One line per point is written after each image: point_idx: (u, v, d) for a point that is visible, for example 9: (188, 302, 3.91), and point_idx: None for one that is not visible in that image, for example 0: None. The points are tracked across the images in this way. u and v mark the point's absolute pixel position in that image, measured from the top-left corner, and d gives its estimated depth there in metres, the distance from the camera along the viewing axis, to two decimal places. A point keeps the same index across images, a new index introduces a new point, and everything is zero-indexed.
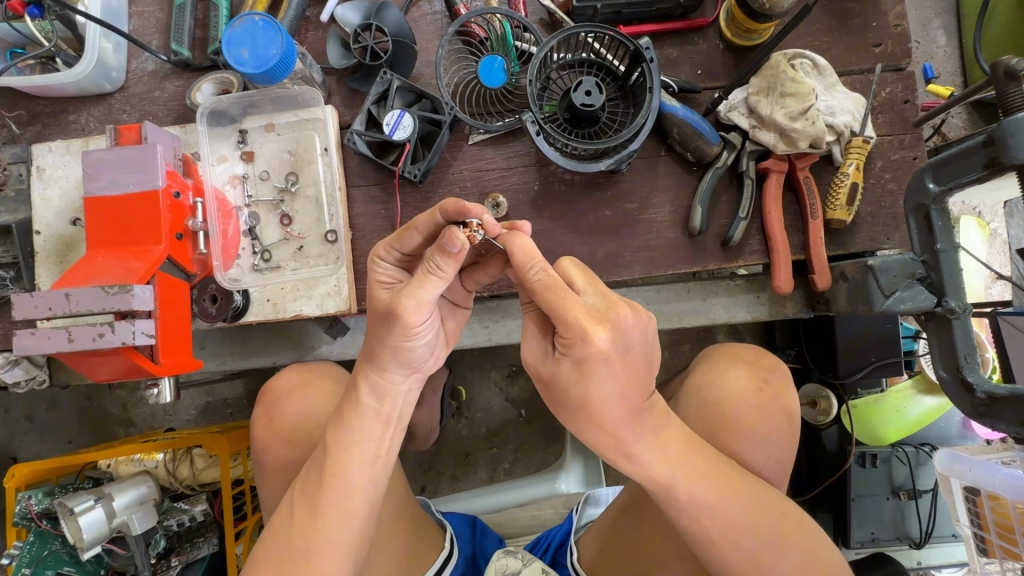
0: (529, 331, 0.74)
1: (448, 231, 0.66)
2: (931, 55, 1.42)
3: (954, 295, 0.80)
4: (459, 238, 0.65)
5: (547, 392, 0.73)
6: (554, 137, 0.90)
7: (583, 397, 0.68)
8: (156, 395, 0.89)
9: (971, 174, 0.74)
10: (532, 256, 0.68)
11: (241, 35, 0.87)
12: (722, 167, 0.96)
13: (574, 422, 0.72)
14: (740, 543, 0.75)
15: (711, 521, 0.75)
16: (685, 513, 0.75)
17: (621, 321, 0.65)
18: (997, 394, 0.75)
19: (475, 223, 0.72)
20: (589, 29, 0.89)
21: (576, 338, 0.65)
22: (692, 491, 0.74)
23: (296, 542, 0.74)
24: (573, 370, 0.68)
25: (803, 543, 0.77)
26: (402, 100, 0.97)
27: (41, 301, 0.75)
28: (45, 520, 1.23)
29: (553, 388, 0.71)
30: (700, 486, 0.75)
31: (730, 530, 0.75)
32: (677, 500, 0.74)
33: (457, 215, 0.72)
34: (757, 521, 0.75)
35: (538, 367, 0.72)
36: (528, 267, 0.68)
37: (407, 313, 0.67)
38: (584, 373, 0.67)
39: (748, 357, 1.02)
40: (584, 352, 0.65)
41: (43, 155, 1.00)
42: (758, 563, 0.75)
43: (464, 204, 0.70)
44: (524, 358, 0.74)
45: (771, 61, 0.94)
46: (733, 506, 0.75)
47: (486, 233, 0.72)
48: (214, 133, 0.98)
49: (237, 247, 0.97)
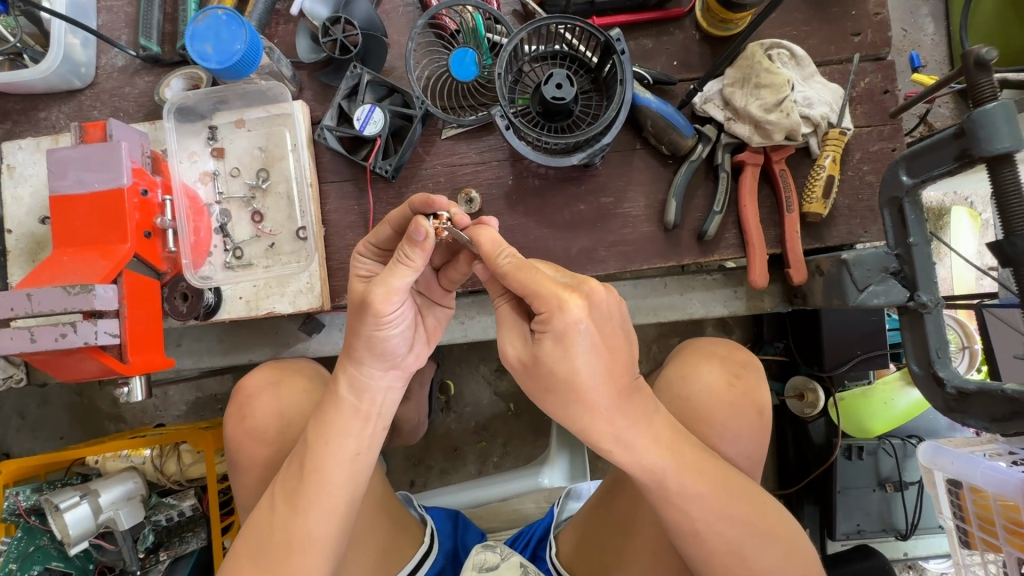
0: (508, 323, 0.73)
1: (413, 221, 0.69)
2: (918, 43, 1.40)
3: (927, 289, 0.78)
4: (423, 226, 0.68)
5: (533, 383, 0.71)
6: (525, 132, 0.89)
7: (570, 372, 0.67)
8: (127, 393, 0.88)
9: (944, 166, 0.72)
10: (499, 243, 0.70)
11: (205, 30, 0.86)
12: (697, 160, 0.95)
13: (557, 406, 0.70)
14: (723, 533, 0.74)
15: (697, 512, 0.74)
16: (670, 504, 0.74)
17: (594, 294, 0.67)
18: (967, 389, 0.74)
19: (444, 215, 0.75)
20: (559, 20, 0.88)
21: (553, 309, 0.65)
22: (683, 481, 0.73)
23: (276, 539, 0.74)
24: (555, 347, 0.67)
25: (782, 534, 0.77)
26: (374, 94, 0.96)
27: (4, 302, 0.74)
28: (33, 516, 1.24)
29: (540, 370, 0.69)
30: (693, 477, 0.73)
31: (715, 521, 0.74)
32: (672, 492, 0.73)
33: (425, 208, 0.75)
34: (740, 512, 0.75)
35: (522, 355, 0.71)
36: (497, 252, 0.70)
37: (377, 302, 0.69)
38: (567, 347, 0.66)
39: (719, 353, 1.01)
40: (562, 323, 0.65)
41: (13, 152, 0.99)
42: (737, 552, 0.75)
43: (431, 197, 0.74)
44: (507, 352, 0.73)
45: (747, 51, 0.93)
46: (721, 497, 0.74)
47: (455, 224, 0.75)
48: (183, 129, 0.97)
49: (209, 244, 0.96)
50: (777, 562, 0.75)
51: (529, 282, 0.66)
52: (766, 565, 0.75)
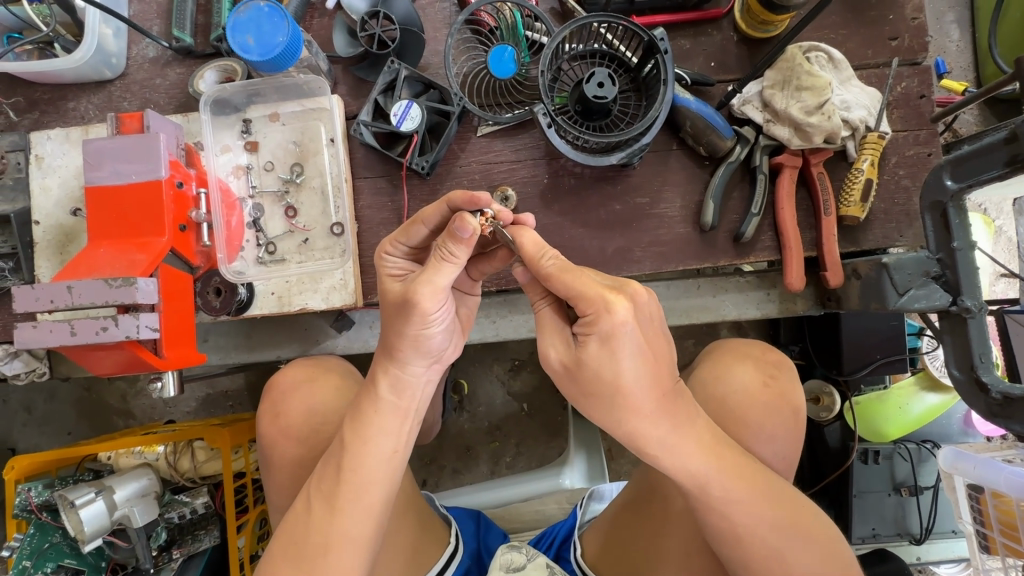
0: (548, 326, 0.73)
1: (458, 217, 0.65)
2: (944, 49, 1.41)
3: (970, 294, 0.78)
4: (470, 223, 0.64)
5: (576, 386, 0.71)
6: (566, 130, 0.88)
7: (615, 376, 0.67)
8: (160, 388, 0.87)
9: (993, 171, 0.72)
10: (542, 245, 0.70)
11: (246, 22, 0.85)
12: (735, 162, 0.95)
13: (601, 410, 0.70)
14: (763, 537, 0.73)
15: (737, 514, 0.73)
16: (710, 505, 0.73)
17: (637, 296, 0.67)
18: (1013, 394, 0.74)
19: (488, 212, 0.72)
20: (602, 18, 0.87)
21: (599, 310, 0.65)
22: (725, 486, 0.72)
23: (312, 540, 0.73)
24: (600, 350, 0.67)
25: (823, 538, 0.75)
26: (410, 90, 0.95)
27: (42, 293, 0.73)
28: (45, 512, 1.21)
29: (583, 374, 0.69)
30: (732, 478, 0.73)
31: (756, 523, 0.73)
32: (712, 493, 0.72)
33: (466, 206, 0.72)
34: (779, 513, 0.74)
35: (564, 359, 0.71)
36: (539, 254, 0.69)
37: (424, 300, 0.67)
38: (612, 349, 0.66)
39: (753, 354, 1.01)
40: (609, 324, 0.65)
41: (42, 143, 0.98)
42: (779, 556, 0.73)
43: (474, 195, 0.71)
44: (548, 355, 0.73)
45: (786, 54, 0.93)
46: (760, 500, 0.73)
47: (498, 220, 0.73)
48: (217, 121, 0.96)
49: (241, 240, 0.95)
50: (820, 566, 0.73)
51: (575, 283, 0.66)
52: (810, 569, 0.73)
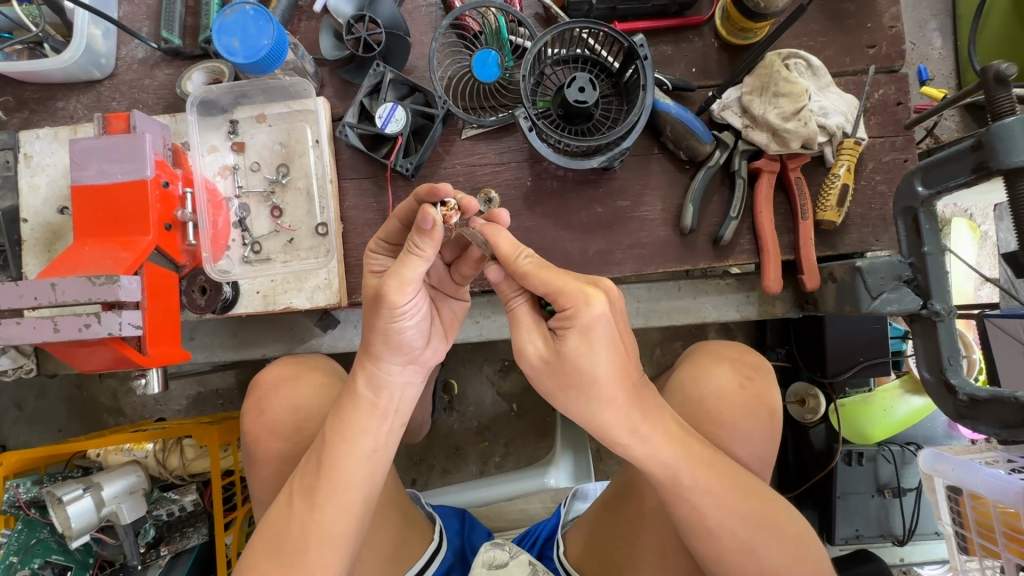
0: (525, 323, 0.74)
1: (420, 210, 0.66)
2: (926, 57, 1.43)
3: (939, 297, 0.80)
4: (431, 214, 0.65)
5: (557, 381, 0.71)
6: (547, 134, 0.90)
7: (592, 367, 0.68)
8: (144, 385, 0.88)
9: (960, 177, 0.73)
10: (518, 245, 0.70)
11: (232, 24, 0.86)
12: (714, 166, 0.96)
13: (580, 403, 0.71)
14: (734, 531, 0.74)
15: (709, 510, 0.74)
16: (685, 501, 0.74)
17: (612, 290, 0.69)
18: (980, 396, 0.75)
19: (452, 203, 0.74)
20: (584, 24, 0.89)
21: (578, 303, 0.66)
22: (697, 477, 0.73)
23: (292, 534, 0.74)
24: (580, 342, 0.68)
25: (794, 536, 0.76)
26: (395, 93, 0.97)
27: (27, 291, 0.74)
28: (33, 508, 1.22)
29: (564, 368, 0.70)
30: (706, 473, 0.74)
31: (728, 518, 0.74)
32: (687, 488, 0.73)
33: (431, 198, 0.73)
34: (750, 510, 0.75)
35: (543, 354, 0.72)
36: (515, 253, 0.70)
37: (392, 293, 0.68)
38: (590, 341, 0.67)
39: (732, 355, 1.02)
40: (588, 317, 0.66)
41: (31, 142, 0.99)
42: (750, 552, 0.74)
43: (437, 186, 0.71)
44: (526, 352, 0.73)
45: (765, 61, 0.94)
46: (731, 493, 0.75)
47: (464, 209, 0.73)
48: (204, 122, 0.97)
49: (228, 239, 0.96)
50: (788, 560, 0.75)
51: (556, 277, 0.67)
52: (779, 565, 0.75)
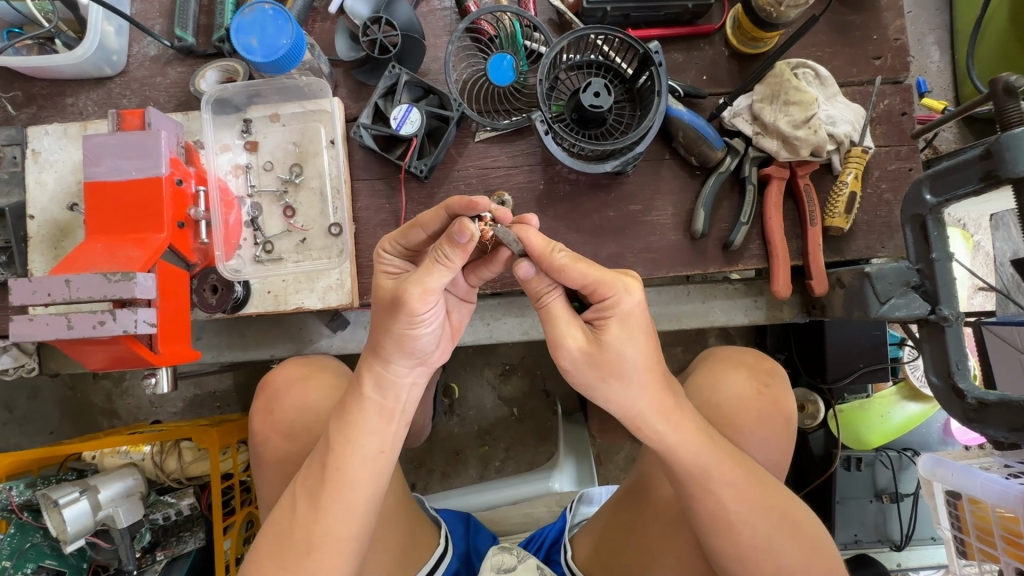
0: (560, 317, 0.72)
1: (457, 222, 0.65)
2: (925, 70, 1.46)
3: (948, 303, 0.81)
4: (469, 229, 0.65)
5: (596, 372, 0.71)
6: (563, 137, 0.91)
7: (624, 360, 0.70)
8: (153, 385, 0.87)
9: (968, 186, 0.75)
10: (553, 241, 0.71)
11: (250, 23, 0.86)
12: (724, 172, 0.98)
13: (621, 391, 0.72)
14: (751, 526, 0.74)
15: (731, 499, 0.74)
16: (701, 492, 0.74)
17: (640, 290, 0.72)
18: (987, 400, 0.77)
19: (486, 216, 0.72)
20: (600, 30, 0.90)
21: (619, 291, 0.70)
22: (718, 467, 0.74)
23: (295, 537, 0.73)
24: (621, 332, 0.71)
25: (813, 533, 0.77)
26: (410, 95, 0.97)
27: (39, 287, 0.73)
28: (26, 512, 1.19)
29: (602, 360, 0.71)
30: (728, 463, 0.75)
31: (747, 514, 0.74)
32: (715, 476, 0.74)
33: (466, 211, 0.71)
34: (771, 504, 0.75)
35: (585, 347, 0.71)
36: (551, 249, 0.70)
37: (413, 300, 0.67)
38: (628, 328, 0.71)
39: (747, 361, 1.04)
40: (629, 306, 0.70)
41: (39, 138, 0.98)
42: (766, 549, 0.74)
43: (473, 200, 0.69)
44: (567, 347, 0.72)
45: (775, 70, 0.96)
46: (750, 489, 0.75)
47: (497, 222, 0.73)
48: (218, 121, 0.97)
49: (239, 237, 0.96)
50: (802, 558, 0.75)
51: (594, 268, 0.70)
52: (796, 564, 0.74)
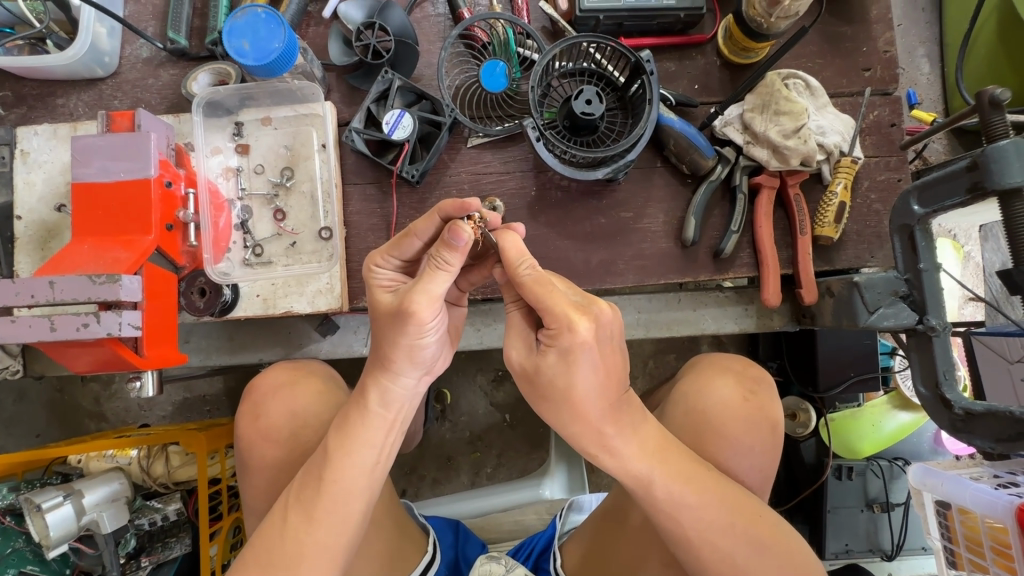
0: (515, 328, 0.75)
1: (451, 225, 0.65)
2: (915, 81, 1.48)
3: (935, 313, 0.81)
4: (464, 231, 0.65)
5: (531, 388, 0.73)
6: (554, 144, 0.91)
7: (568, 387, 0.69)
8: (138, 388, 0.86)
9: (957, 197, 0.75)
10: (522, 251, 0.70)
11: (243, 27, 0.86)
12: (716, 180, 0.98)
13: (554, 412, 0.72)
14: (712, 541, 0.74)
15: (689, 515, 0.73)
16: (662, 510, 0.74)
17: (601, 315, 0.67)
18: (974, 410, 0.77)
19: (475, 215, 0.72)
20: (592, 38, 0.90)
21: (562, 326, 0.66)
22: (670, 488, 0.73)
23: (286, 548, 0.72)
24: (558, 362, 0.68)
25: (784, 545, 0.76)
26: (403, 100, 0.97)
27: (22, 289, 0.72)
28: (7, 517, 1.18)
29: (538, 381, 0.71)
30: (684, 484, 0.74)
31: (709, 529, 0.74)
32: (686, 486, 0.74)
33: (456, 214, 0.72)
34: (734, 522, 0.74)
35: (524, 363, 0.72)
36: (518, 260, 0.70)
37: (420, 310, 0.66)
38: (570, 364, 0.67)
39: (734, 368, 1.03)
40: (570, 342, 0.66)
41: (28, 138, 0.97)
42: (729, 563, 0.74)
43: (466, 201, 0.71)
44: (510, 356, 0.74)
45: (766, 79, 0.96)
46: (714, 507, 0.74)
47: (486, 224, 0.73)
48: (209, 124, 0.97)
49: (229, 240, 0.96)
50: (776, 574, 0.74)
51: (546, 296, 0.67)
52: None
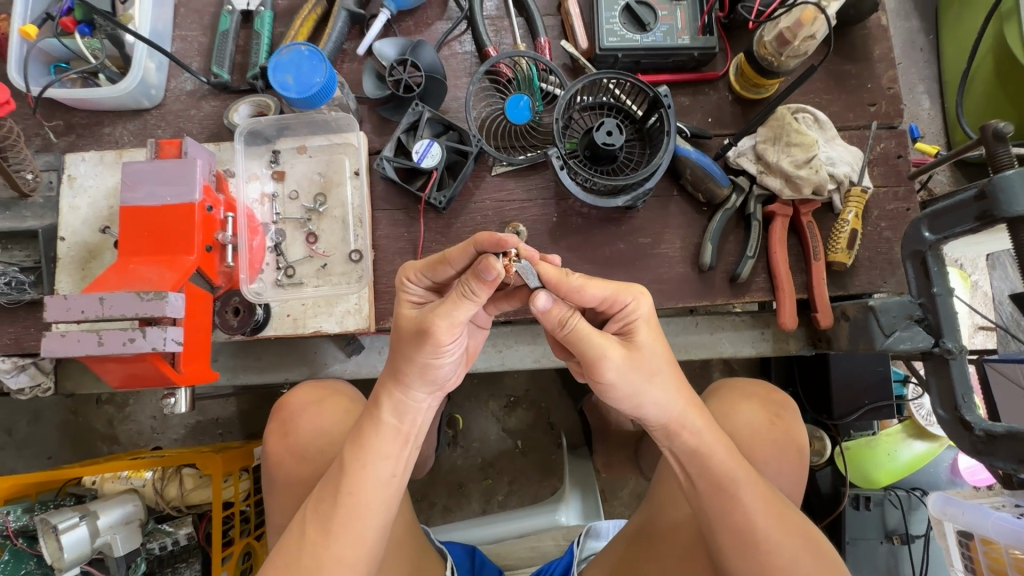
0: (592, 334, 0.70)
1: (483, 260, 0.65)
2: (917, 117, 1.54)
3: (951, 335, 0.83)
4: (495, 267, 0.64)
5: (641, 371, 0.71)
6: (577, 172, 0.95)
7: (664, 357, 0.74)
8: (172, 404, 0.87)
9: (965, 225, 0.78)
10: (565, 269, 0.72)
11: (287, 63, 0.92)
12: (730, 209, 1.02)
13: (658, 393, 0.73)
14: (780, 545, 0.74)
15: (752, 525, 0.73)
16: (733, 503, 0.74)
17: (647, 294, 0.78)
18: (995, 431, 0.77)
19: (511, 253, 0.68)
20: (612, 75, 0.96)
21: (636, 297, 0.74)
22: (742, 476, 0.76)
23: (304, 562, 0.73)
24: (646, 332, 0.74)
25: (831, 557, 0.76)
26: (431, 131, 1.02)
27: (74, 304, 0.75)
28: (20, 539, 1.17)
29: (642, 359, 0.72)
30: (754, 478, 0.77)
31: (775, 534, 0.74)
32: (737, 486, 0.75)
33: (491, 247, 0.69)
34: (795, 522, 0.76)
35: (627, 350, 0.71)
36: (567, 273, 0.71)
37: (440, 332, 0.68)
38: (650, 328, 0.75)
39: (759, 394, 1.04)
40: (645, 308, 0.75)
41: (76, 164, 1.03)
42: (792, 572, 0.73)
43: (502, 236, 0.66)
44: (609, 357, 0.70)
45: (777, 113, 1.01)
46: (780, 509, 0.76)
47: (523, 259, 0.69)
48: (248, 152, 1.02)
49: (262, 261, 0.99)
50: None
51: (610, 282, 0.72)
52: None
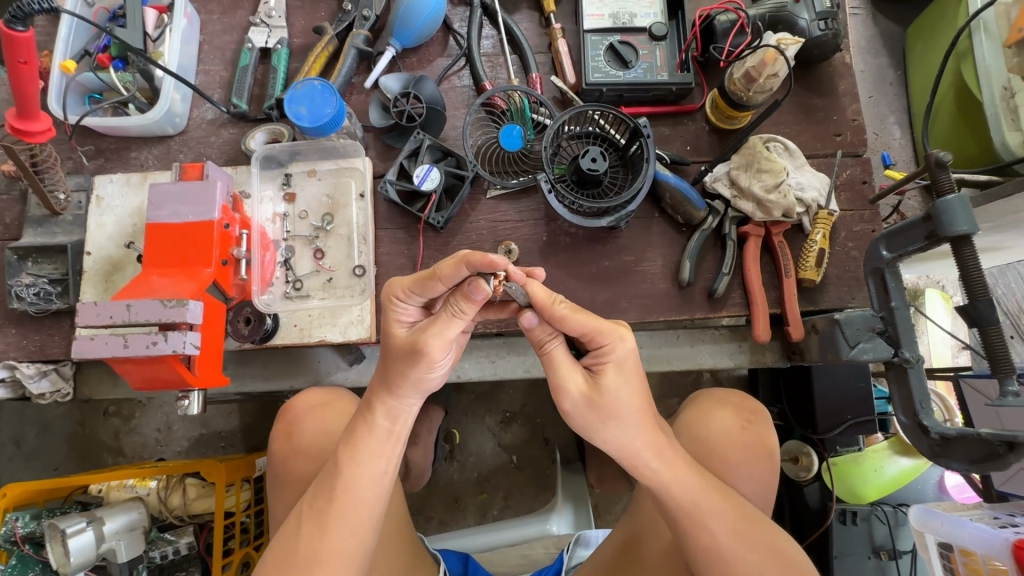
0: (562, 364, 0.79)
1: (472, 281, 0.70)
2: (888, 145, 1.64)
3: (908, 346, 0.89)
4: (484, 289, 0.70)
5: (595, 415, 0.78)
6: (564, 196, 1.04)
7: (631, 397, 0.78)
8: (186, 406, 0.93)
9: (916, 244, 0.86)
10: (552, 293, 0.77)
11: (302, 95, 1.02)
12: (707, 230, 1.10)
13: (616, 431, 0.79)
14: (739, 552, 0.79)
15: (719, 533, 0.79)
16: (689, 517, 0.80)
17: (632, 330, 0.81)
18: (949, 434, 0.83)
19: (501, 274, 0.73)
20: (597, 108, 1.05)
21: (615, 340, 0.77)
22: (697, 489, 0.81)
23: (300, 551, 0.78)
24: (617, 374, 0.78)
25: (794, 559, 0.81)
26: (431, 157, 1.11)
27: (103, 310, 0.83)
28: (27, 544, 1.21)
29: (603, 402, 0.77)
30: (714, 494, 0.82)
31: (733, 543, 0.79)
32: (700, 506, 0.80)
33: (482, 268, 0.72)
34: (756, 527, 0.81)
35: (587, 390, 0.78)
36: (553, 301, 0.76)
37: (432, 351, 0.74)
38: (623, 372, 0.78)
39: (733, 401, 1.10)
40: (624, 351, 0.78)
41: (104, 185, 1.12)
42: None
43: (493, 259, 0.70)
44: (569, 391, 0.78)
45: (749, 143, 1.10)
46: (742, 520, 0.81)
47: (510, 280, 0.74)
48: (263, 174, 1.11)
49: (272, 275, 1.08)
50: None
51: (592, 319, 0.76)
52: None
